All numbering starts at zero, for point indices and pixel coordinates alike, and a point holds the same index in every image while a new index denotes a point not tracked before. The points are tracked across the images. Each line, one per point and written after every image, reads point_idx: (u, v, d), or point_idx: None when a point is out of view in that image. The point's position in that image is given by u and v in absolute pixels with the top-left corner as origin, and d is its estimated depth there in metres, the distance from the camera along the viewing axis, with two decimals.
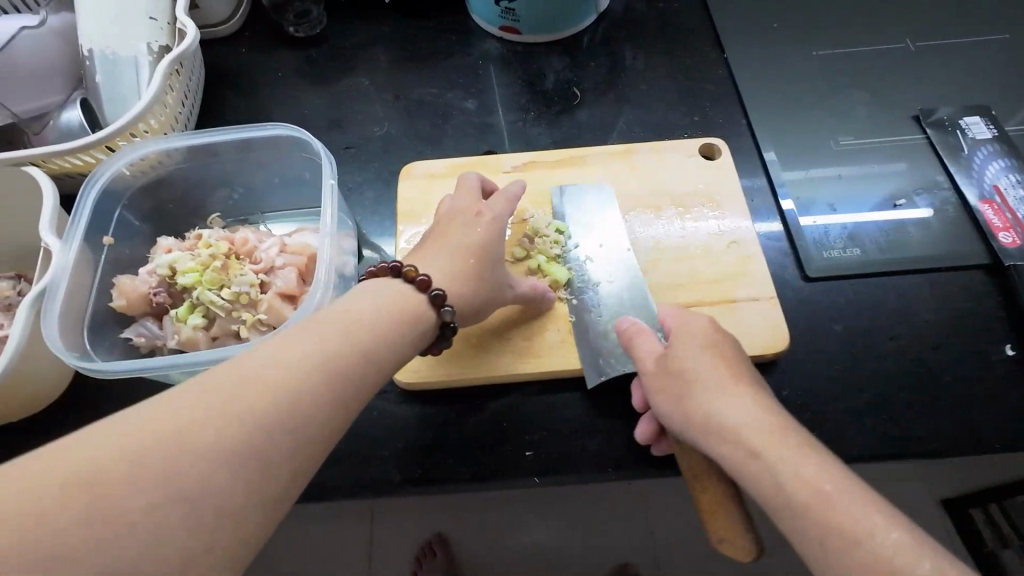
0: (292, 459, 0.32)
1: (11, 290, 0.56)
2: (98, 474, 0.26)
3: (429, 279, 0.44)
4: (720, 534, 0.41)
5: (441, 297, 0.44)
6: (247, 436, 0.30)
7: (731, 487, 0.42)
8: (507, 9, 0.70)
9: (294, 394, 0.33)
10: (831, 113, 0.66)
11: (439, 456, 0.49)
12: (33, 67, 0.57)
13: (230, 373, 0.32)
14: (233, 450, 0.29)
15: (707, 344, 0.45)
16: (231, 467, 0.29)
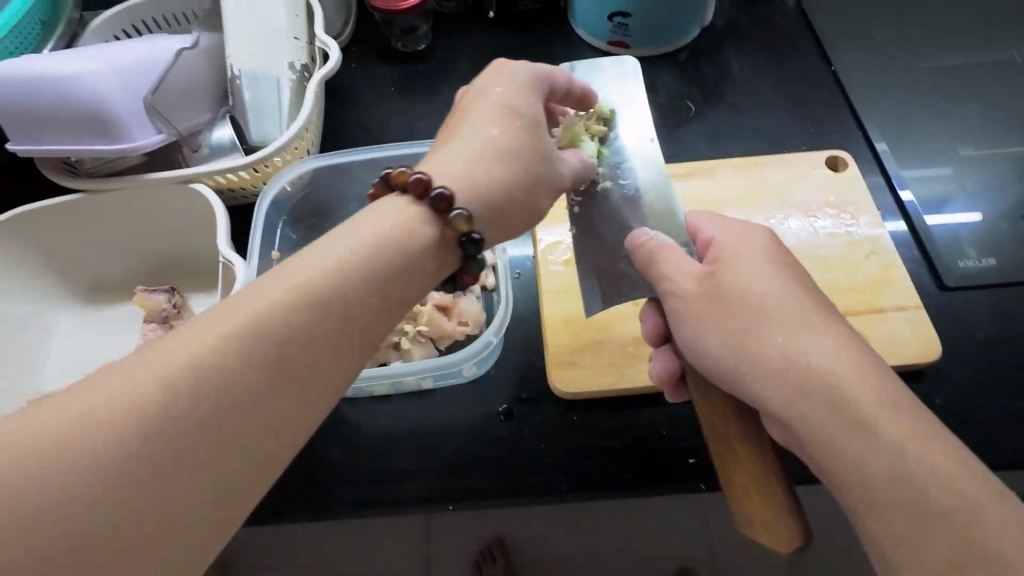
0: (264, 425, 0.31)
1: (166, 301, 0.57)
2: (80, 415, 0.27)
3: (427, 179, 0.41)
4: (754, 515, 0.40)
5: (447, 198, 0.41)
6: (217, 397, 0.30)
7: (773, 467, 0.40)
8: (621, 24, 0.72)
9: (271, 359, 0.32)
10: (948, 123, 0.67)
11: (601, 464, 0.51)
12: (190, 86, 0.57)
13: (219, 325, 0.32)
14: (201, 408, 0.29)
15: (759, 258, 0.44)
16: (197, 424, 0.29)
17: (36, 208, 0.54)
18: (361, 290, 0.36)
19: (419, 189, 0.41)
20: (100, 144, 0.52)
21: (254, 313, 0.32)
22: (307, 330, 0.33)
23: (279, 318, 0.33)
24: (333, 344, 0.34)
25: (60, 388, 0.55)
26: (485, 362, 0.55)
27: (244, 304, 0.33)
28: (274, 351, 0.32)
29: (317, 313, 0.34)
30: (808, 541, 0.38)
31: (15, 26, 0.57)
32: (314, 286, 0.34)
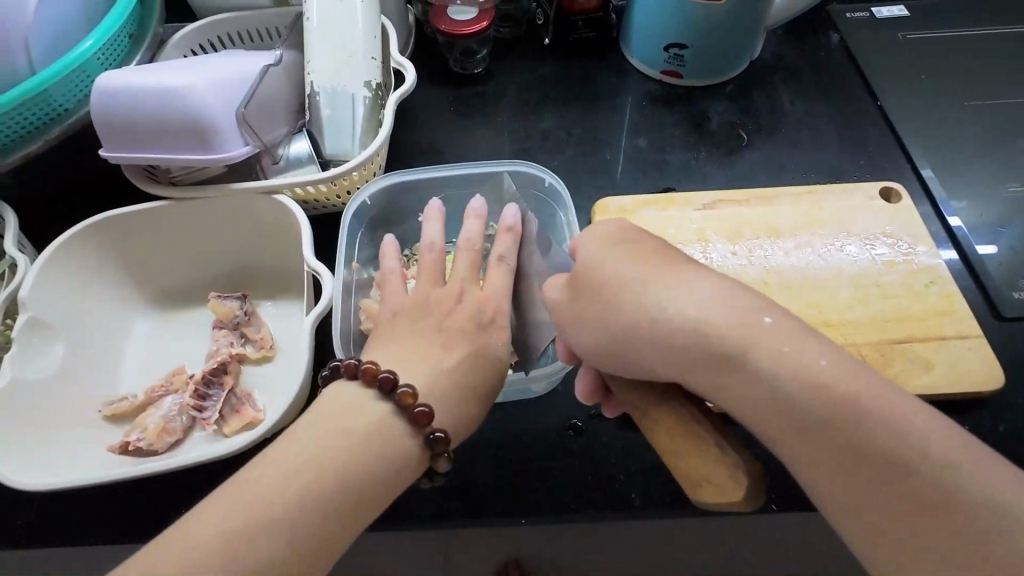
0: (328, 531, 0.37)
1: (239, 308, 0.59)
2: (191, 540, 0.35)
3: (428, 411, 0.42)
4: (692, 478, 0.38)
5: (445, 440, 0.43)
6: (289, 512, 0.36)
7: (692, 414, 0.40)
8: (676, 55, 0.75)
9: (329, 476, 0.38)
10: (995, 161, 0.69)
11: (672, 480, 0.52)
12: (272, 100, 0.60)
13: (284, 456, 0.39)
14: (276, 523, 0.36)
15: (604, 243, 0.47)
16: (271, 539, 0.35)
17: (125, 212, 0.56)
18: (393, 451, 0.41)
19: (422, 421, 0.42)
20: (193, 154, 0.54)
21: (305, 472, 0.38)
22: (349, 481, 0.39)
23: (322, 472, 0.38)
24: (369, 497, 0.39)
25: (132, 390, 0.56)
26: (557, 378, 0.55)
27: (296, 458, 0.39)
28: (319, 500, 0.37)
29: (354, 471, 0.39)
30: (749, 484, 0.36)
31: (106, 42, 0.58)
32: (349, 445, 0.40)
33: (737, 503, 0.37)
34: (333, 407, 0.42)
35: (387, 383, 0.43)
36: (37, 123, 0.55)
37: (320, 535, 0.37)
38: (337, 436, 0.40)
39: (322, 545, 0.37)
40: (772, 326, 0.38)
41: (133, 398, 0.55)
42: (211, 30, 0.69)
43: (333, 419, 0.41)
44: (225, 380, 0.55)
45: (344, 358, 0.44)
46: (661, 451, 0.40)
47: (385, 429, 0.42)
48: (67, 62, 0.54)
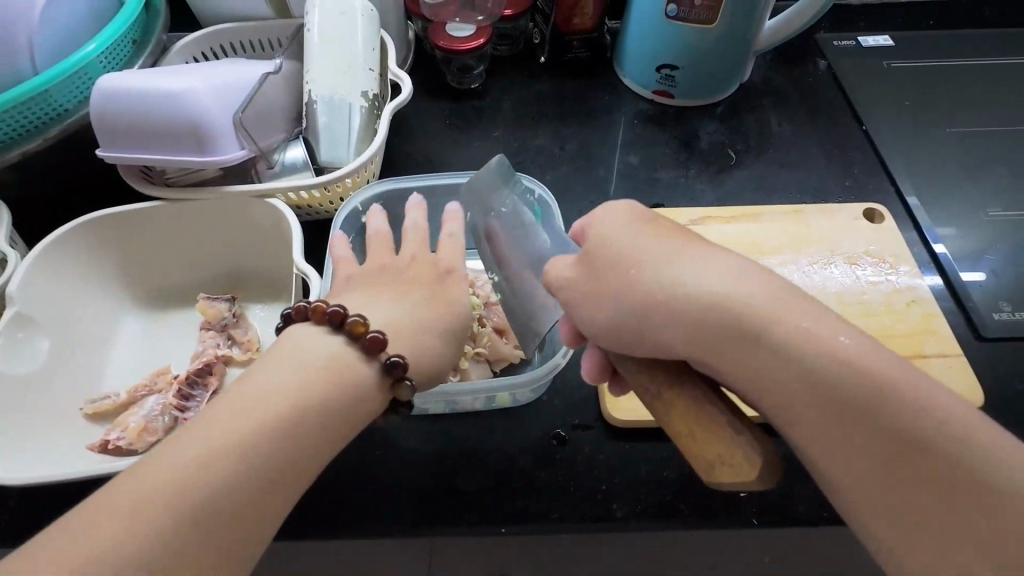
0: (289, 460, 0.38)
1: (227, 310, 0.59)
2: (153, 467, 0.35)
3: (381, 336, 0.43)
4: (709, 456, 0.38)
5: (403, 365, 0.44)
6: (249, 439, 0.37)
7: (709, 393, 0.40)
8: (668, 76, 0.77)
9: (291, 407, 0.39)
10: (977, 187, 0.71)
11: (656, 493, 0.52)
12: (270, 108, 0.61)
13: (246, 391, 0.40)
14: (237, 448, 0.36)
15: (623, 218, 0.46)
16: (232, 463, 0.36)
17: (118, 211, 0.57)
18: (347, 382, 0.42)
19: (375, 348, 0.43)
20: (188, 155, 0.55)
21: (258, 404, 0.38)
22: (311, 412, 0.40)
23: (284, 403, 0.39)
24: (326, 427, 0.40)
25: (116, 390, 0.56)
26: (541, 386, 0.56)
27: (249, 393, 0.39)
28: (273, 429, 0.38)
29: (308, 400, 0.40)
30: (765, 463, 0.36)
31: (108, 47, 0.59)
32: (302, 378, 0.41)
33: (754, 481, 0.36)
34: (292, 344, 0.43)
35: (337, 318, 0.44)
36: (36, 123, 0.56)
37: (286, 461, 0.38)
38: (290, 369, 0.41)
39: (281, 473, 0.38)
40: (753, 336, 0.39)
41: (116, 397, 0.54)
42: (212, 39, 0.71)
43: (285, 356, 0.42)
44: (209, 381, 0.55)
45: (295, 303, 0.46)
46: (674, 433, 0.40)
47: (339, 360, 0.42)
48: (68, 64, 0.56)
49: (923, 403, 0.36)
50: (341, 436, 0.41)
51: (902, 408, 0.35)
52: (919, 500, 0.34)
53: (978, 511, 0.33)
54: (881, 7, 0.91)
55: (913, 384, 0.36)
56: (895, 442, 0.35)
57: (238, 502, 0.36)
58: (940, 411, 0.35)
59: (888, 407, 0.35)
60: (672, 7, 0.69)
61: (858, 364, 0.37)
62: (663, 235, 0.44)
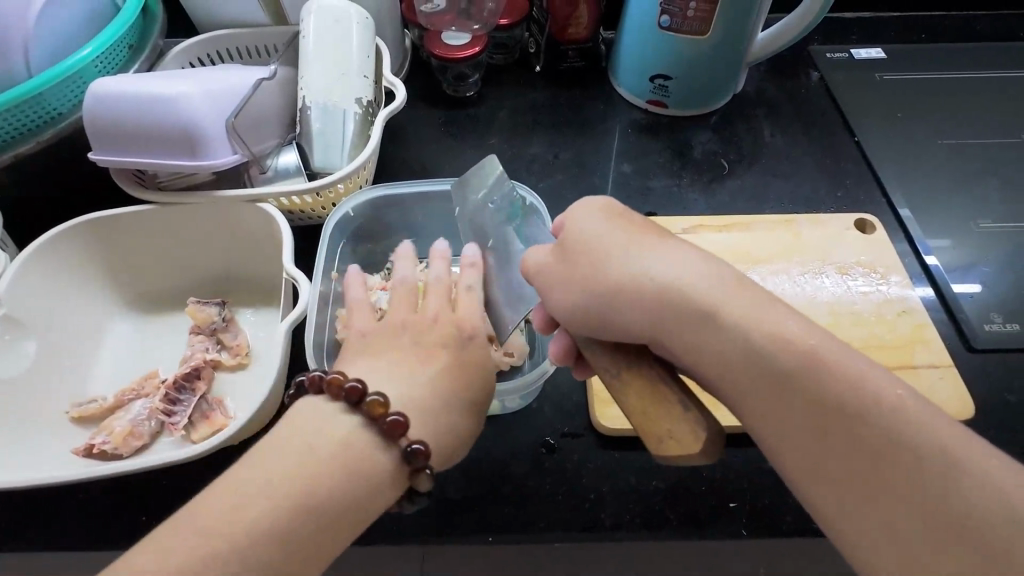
0: (308, 546, 0.37)
1: (216, 314, 0.59)
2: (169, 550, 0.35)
3: (401, 421, 0.42)
4: (657, 432, 0.40)
5: (424, 454, 0.42)
6: (267, 526, 0.36)
7: (661, 373, 0.42)
8: (661, 85, 0.77)
9: (309, 491, 0.38)
10: (967, 198, 0.71)
11: (644, 501, 0.51)
12: (263, 113, 0.61)
13: (265, 472, 0.39)
14: (255, 537, 0.36)
15: (603, 219, 0.47)
16: (249, 552, 0.35)
17: (109, 215, 0.57)
18: (356, 478, 0.40)
19: (395, 432, 0.42)
20: (181, 160, 0.55)
21: (261, 502, 0.37)
22: (330, 499, 0.39)
23: (303, 491, 0.38)
24: (331, 525, 0.39)
25: (104, 394, 0.56)
26: (530, 393, 0.56)
27: (254, 486, 0.38)
28: (277, 528, 0.37)
29: (314, 502, 0.38)
30: (708, 437, 0.39)
31: (104, 51, 0.60)
32: (310, 472, 0.39)
33: (698, 454, 0.39)
34: (311, 422, 0.42)
35: (354, 394, 0.42)
36: (30, 125, 0.56)
37: (303, 548, 0.37)
38: (297, 461, 0.39)
39: (296, 556, 0.37)
40: (738, 345, 0.39)
41: (103, 401, 0.54)
42: (209, 45, 0.71)
43: (294, 441, 0.41)
44: (197, 386, 0.54)
45: (309, 372, 0.44)
46: (629, 412, 0.42)
47: (350, 453, 0.41)
48: (63, 68, 0.56)
49: (909, 412, 0.35)
50: (346, 532, 0.40)
51: (889, 416, 0.35)
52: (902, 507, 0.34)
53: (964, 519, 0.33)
54: (874, 20, 0.92)
55: (899, 393, 0.36)
56: (880, 450, 0.35)
57: None
58: (929, 420, 0.35)
59: (874, 415, 0.35)
60: (665, 18, 0.70)
61: (844, 372, 0.36)
62: (650, 238, 0.45)
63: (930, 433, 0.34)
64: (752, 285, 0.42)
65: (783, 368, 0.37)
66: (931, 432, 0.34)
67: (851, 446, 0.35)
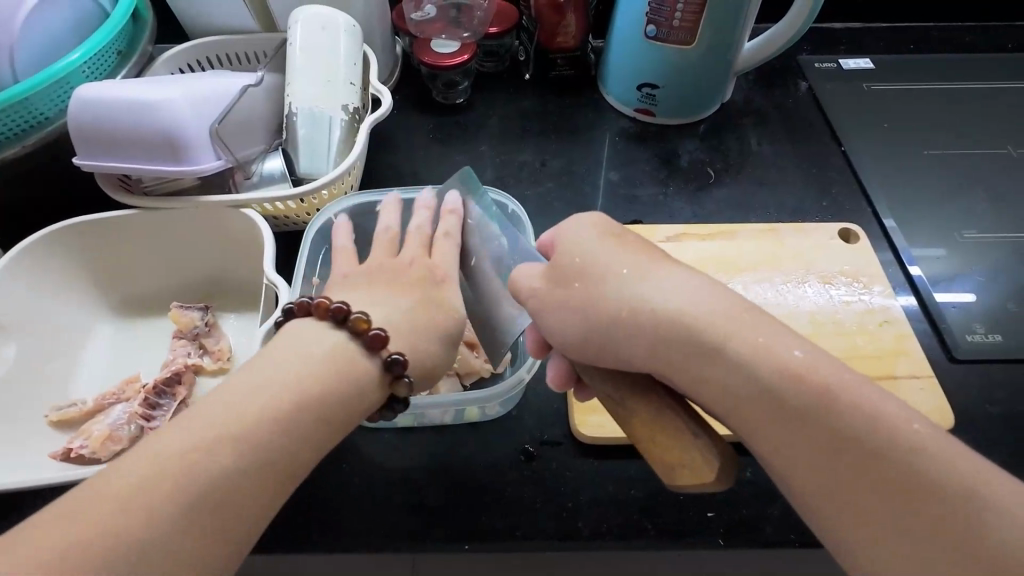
0: (279, 453, 0.38)
1: (199, 319, 0.59)
2: (143, 458, 0.36)
3: (383, 333, 0.44)
4: (672, 461, 0.40)
5: (404, 363, 0.45)
6: (239, 436, 0.37)
7: (670, 399, 0.43)
8: (649, 94, 0.78)
9: (282, 402, 0.39)
10: (952, 208, 0.71)
11: (622, 511, 0.51)
12: (247, 119, 0.62)
13: (242, 388, 0.40)
14: (227, 444, 0.37)
15: (592, 231, 0.47)
16: (222, 459, 0.36)
17: (93, 220, 0.57)
18: (338, 384, 0.42)
19: (377, 344, 0.44)
20: (164, 165, 0.56)
21: (246, 407, 0.38)
22: (302, 409, 0.40)
23: (277, 405, 0.39)
24: (313, 428, 0.40)
25: (83, 398, 0.56)
26: (510, 401, 0.56)
27: (240, 394, 0.39)
28: (261, 432, 0.38)
29: (296, 404, 0.40)
30: (723, 465, 0.39)
31: (92, 56, 0.60)
32: (294, 380, 0.41)
33: (714, 482, 0.39)
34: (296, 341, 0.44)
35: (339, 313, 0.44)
36: (15, 129, 0.56)
37: (275, 453, 0.38)
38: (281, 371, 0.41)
39: (270, 462, 0.38)
40: (711, 357, 0.40)
41: (83, 405, 0.54)
42: (199, 52, 0.72)
43: (283, 352, 0.42)
44: (177, 391, 0.54)
45: (298, 298, 0.46)
46: (637, 441, 0.42)
47: (335, 361, 0.43)
48: (50, 73, 0.56)
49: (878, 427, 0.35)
50: (319, 441, 0.41)
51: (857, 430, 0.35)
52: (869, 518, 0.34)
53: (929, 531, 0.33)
54: (863, 30, 0.92)
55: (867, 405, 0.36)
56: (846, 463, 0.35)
57: (228, 492, 0.36)
58: (899, 433, 0.35)
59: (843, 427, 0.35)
60: (652, 28, 0.71)
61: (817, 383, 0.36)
62: (625, 250, 0.46)
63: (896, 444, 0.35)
64: (724, 296, 0.42)
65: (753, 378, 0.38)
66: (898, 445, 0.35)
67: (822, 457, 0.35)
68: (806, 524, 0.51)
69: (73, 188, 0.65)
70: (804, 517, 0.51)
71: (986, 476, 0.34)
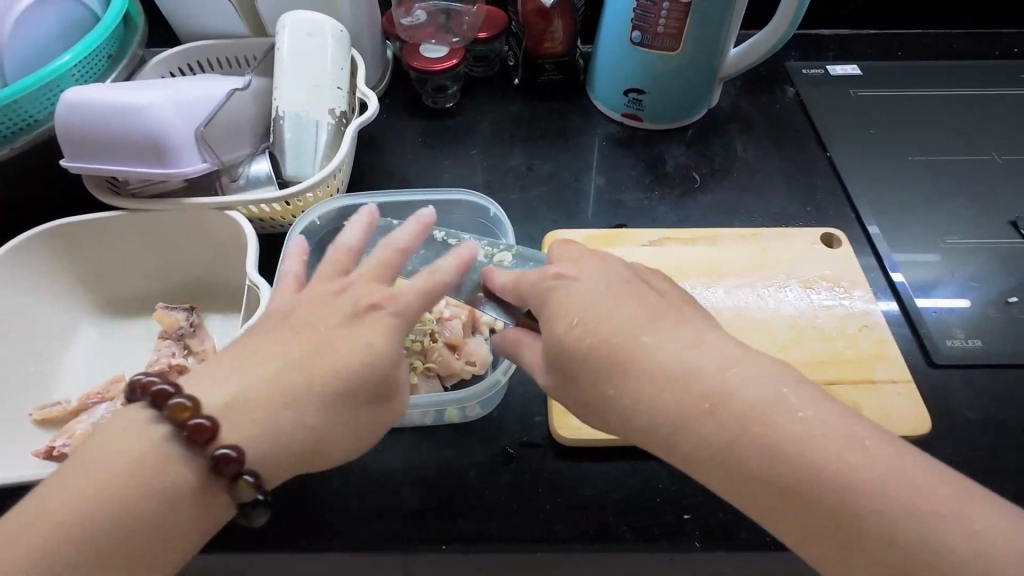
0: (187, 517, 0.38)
1: (183, 319, 0.59)
2: (49, 508, 0.36)
3: (203, 427, 0.38)
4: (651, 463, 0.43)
5: (234, 462, 0.39)
6: (142, 503, 0.37)
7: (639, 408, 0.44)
8: (635, 99, 0.78)
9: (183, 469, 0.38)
10: (935, 214, 0.72)
11: (599, 513, 0.52)
12: (234, 122, 0.62)
13: (143, 448, 0.38)
14: (125, 513, 0.36)
15: (572, 258, 0.49)
16: (124, 526, 0.36)
17: (76, 221, 0.58)
18: (160, 493, 0.37)
19: (200, 440, 0.38)
20: (149, 167, 0.56)
21: (143, 471, 0.37)
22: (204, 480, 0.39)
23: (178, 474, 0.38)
24: (142, 542, 0.37)
25: (67, 397, 0.57)
26: (490, 402, 0.57)
27: (52, 508, 0.36)
28: (159, 501, 0.37)
29: (112, 522, 0.36)
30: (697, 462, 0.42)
31: (82, 59, 0.61)
32: (107, 489, 0.36)
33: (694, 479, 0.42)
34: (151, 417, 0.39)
35: (162, 397, 0.39)
36: (5, 132, 0.57)
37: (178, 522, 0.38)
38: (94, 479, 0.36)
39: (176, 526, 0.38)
40: (677, 364, 0.40)
41: (67, 405, 0.55)
42: (189, 56, 0.73)
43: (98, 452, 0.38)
44: None
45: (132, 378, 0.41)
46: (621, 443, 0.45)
47: (151, 465, 0.38)
48: (41, 75, 0.57)
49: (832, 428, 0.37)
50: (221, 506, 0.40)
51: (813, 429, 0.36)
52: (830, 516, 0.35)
53: (887, 530, 0.34)
54: (851, 37, 0.93)
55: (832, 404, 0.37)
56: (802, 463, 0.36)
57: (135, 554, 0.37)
58: None
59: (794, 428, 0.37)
60: (637, 34, 0.71)
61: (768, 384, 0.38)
62: (593, 265, 0.48)
63: (854, 444, 0.36)
64: None
65: (718, 384, 0.39)
66: (856, 447, 0.36)
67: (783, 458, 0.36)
68: None
69: (72, 188, 0.67)
70: None
71: (943, 478, 0.35)
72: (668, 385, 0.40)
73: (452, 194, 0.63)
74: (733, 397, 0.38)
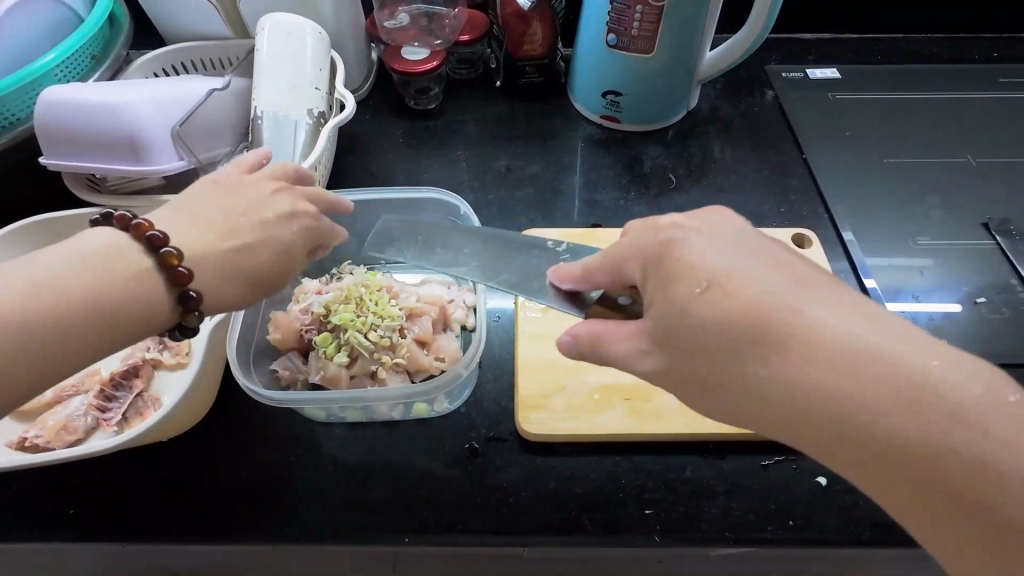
0: (132, 329, 0.42)
1: None
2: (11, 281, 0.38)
3: (189, 274, 0.43)
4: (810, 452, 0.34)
5: (199, 300, 0.44)
6: (98, 301, 0.40)
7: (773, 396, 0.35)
8: (613, 101, 0.79)
9: (147, 287, 0.42)
10: (907, 215, 0.72)
11: (563, 506, 0.52)
12: (211, 122, 0.63)
13: (117, 261, 0.41)
14: (83, 304, 0.39)
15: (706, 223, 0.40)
16: (77, 316, 0.39)
17: (57, 216, 0.60)
18: (121, 299, 0.41)
19: (181, 281, 0.43)
20: (125, 163, 0.57)
21: (110, 278, 0.41)
22: (164, 299, 0.43)
23: (142, 286, 0.42)
24: (71, 345, 0.39)
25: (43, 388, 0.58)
26: (458, 396, 0.58)
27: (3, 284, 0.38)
28: (118, 307, 0.41)
29: (62, 312, 0.39)
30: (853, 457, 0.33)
31: (65, 58, 0.62)
32: (78, 282, 0.39)
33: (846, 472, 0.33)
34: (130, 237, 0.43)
35: (155, 243, 0.42)
36: None
37: (123, 329, 0.41)
38: (69, 269, 0.40)
39: (116, 333, 0.41)
40: (857, 340, 0.32)
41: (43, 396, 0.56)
42: (174, 58, 0.74)
43: (80, 260, 0.40)
44: (134, 383, 0.57)
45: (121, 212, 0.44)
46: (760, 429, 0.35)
47: (128, 281, 0.41)
48: (23, 75, 0.59)
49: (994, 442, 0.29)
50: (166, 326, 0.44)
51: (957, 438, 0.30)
52: (959, 522, 0.30)
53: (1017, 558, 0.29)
54: (834, 41, 0.94)
55: None
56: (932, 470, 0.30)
57: (72, 343, 0.39)
58: None
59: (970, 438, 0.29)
60: (613, 37, 0.72)
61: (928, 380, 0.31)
62: (722, 227, 0.40)
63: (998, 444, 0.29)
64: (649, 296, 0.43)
65: (897, 370, 0.31)
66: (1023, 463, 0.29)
67: (906, 453, 0.30)
68: (743, 522, 0.51)
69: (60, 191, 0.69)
70: (741, 517, 0.52)
71: None
72: (803, 365, 0.32)
73: (420, 191, 0.65)
74: (935, 392, 0.30)
